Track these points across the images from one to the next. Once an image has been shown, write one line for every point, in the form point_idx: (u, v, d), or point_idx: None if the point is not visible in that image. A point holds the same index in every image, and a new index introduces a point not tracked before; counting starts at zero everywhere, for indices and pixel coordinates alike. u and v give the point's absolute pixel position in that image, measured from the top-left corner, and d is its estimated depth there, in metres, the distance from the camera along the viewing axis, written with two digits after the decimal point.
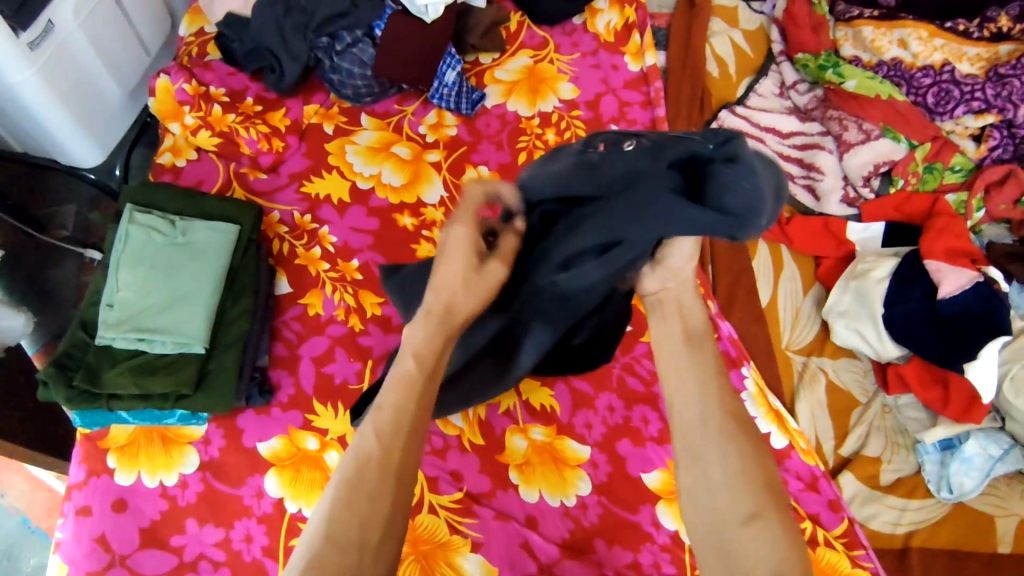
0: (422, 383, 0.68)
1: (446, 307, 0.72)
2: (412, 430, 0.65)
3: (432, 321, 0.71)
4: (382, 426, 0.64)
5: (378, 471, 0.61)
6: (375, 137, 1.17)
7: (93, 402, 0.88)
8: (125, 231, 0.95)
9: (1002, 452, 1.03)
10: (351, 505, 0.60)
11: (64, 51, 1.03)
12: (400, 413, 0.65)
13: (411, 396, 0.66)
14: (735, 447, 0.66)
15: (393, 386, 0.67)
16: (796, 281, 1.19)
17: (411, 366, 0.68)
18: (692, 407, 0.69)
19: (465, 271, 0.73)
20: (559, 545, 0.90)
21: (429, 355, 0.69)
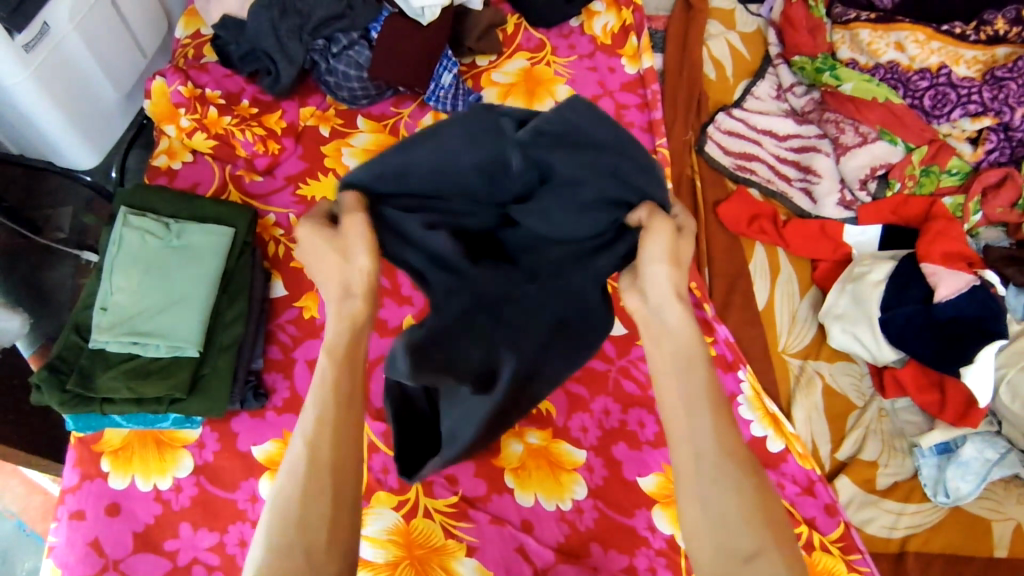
0: (339, 374, 0.65)
1: (344, 283, 0.68)
2: (337, 420, 0.63)
3: (336, 305, 0.68)
4: (308, 425, 0.63)
5: (307, 470, 0.60)
6: (371, 139, 1.17)
7: (86, 406, 0.88)
8: (119, 233, 0.94)
9: (999, 455, 1.03)
10: (287, 511, 0.59)
11: (59, 54, 1.03)
12: (321, 408, 0.63)
13: (330, 388, 0.64)
14: (734, 478, 0.60)
15: (313, 387, 0.65)
16: (792, 284, 1.19)
17: (325, 359, 0.66)
18: (694, 416, 0.63)
19: (336, 249, 0.69)
20: (555, 550, 0.90)
21: (341, 340, 0.67)
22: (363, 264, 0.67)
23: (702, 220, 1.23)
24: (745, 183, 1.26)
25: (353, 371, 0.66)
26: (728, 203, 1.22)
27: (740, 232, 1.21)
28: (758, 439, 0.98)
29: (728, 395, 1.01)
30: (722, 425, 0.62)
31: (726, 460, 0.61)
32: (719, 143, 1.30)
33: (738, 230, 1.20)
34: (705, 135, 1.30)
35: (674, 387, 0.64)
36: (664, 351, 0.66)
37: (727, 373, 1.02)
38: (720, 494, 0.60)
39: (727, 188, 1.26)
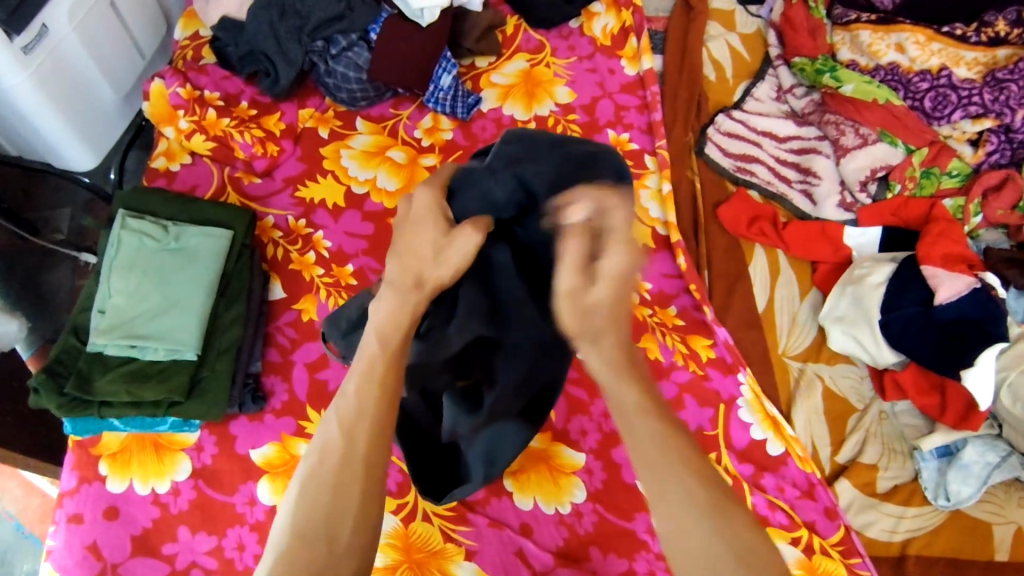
0: (384, 367, 0.67)
1: (415, 278, 0.70)
2: (378, 416, 0.65)
3: (402, 295, 0.70)
4: (345, 414, 0.65)
5: (340, 464, 0.62)
6: (370, 141, 1.16)
7: (84, 409, 0.88)
8: (117, 236, 0.94)
9: (999, 459, 1.03)
10: (317, 499, 0.61)
11: (57, 55, 1.03)
12: (362, 402, 0.65)
13: (372, 382, 0.66)
14: (688, 486, 0.62)
15: (354, 376, 0.67)
16: (793, 286, 1.19)
17: (374, 346, 0.68)
18: (658, 458, 0.64)
19: (433, 240, 0.71)
20: (554, 553, 0.90)
21: (394, 333, 0.68)
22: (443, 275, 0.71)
23: (702, 222, 1.22)
24: (745, 185, 1.26)
25: (393, 364, 0.68)
26: (728, 205, 1.21)
27: (739, 234, 1.20)
28: (756, 442, 0.99)
29: (728, 398, 1.01)
30: (670, 435, 0.65)
31: (685, 472, 0.63)
32: (720, 144, 1.30)
33: (738, 232, 1.20)
34: (705, 137, 1.30)
35: (643, 432, 0.65)
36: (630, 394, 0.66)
37: (727, 376, 1.02)
38: (680, 511, 0.61)
39: (728, 190, 1.26)
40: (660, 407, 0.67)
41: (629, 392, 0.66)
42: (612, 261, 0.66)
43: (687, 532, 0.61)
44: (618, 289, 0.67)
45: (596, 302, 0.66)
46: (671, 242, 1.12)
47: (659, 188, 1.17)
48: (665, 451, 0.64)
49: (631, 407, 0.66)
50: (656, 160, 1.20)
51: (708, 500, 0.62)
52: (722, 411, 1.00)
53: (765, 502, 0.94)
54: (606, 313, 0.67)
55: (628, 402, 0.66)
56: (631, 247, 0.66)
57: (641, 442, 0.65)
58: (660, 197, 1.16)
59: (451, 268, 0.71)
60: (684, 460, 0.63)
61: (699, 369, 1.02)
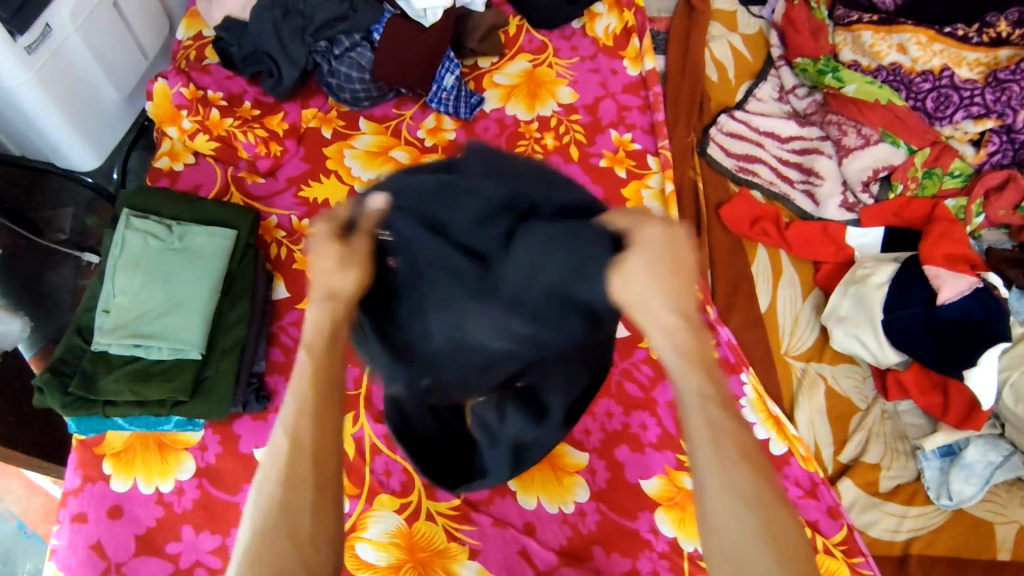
0: (317, 361, 0.57)
1: (331, 293, 0.56)
2: (321, 408, 0.57)
3: (323, 311, 0.56)
4: (286, 413, 0.57)
5: (287, 462, 0.56)
6: (374, 141, 1.16)
7: (89, 408, 0.88)
8: (121, 236, 0.94)
9: (1002, 458, 1.03)
10: (270, 498, 0.55)
11: (60, 55, 1.03)
12: (300, 395, 0.57)
13: (306, 377, 0.57)
14: (740, 476, 0.53)
15: (292, 371, 0.58)
16: (795, 286, 1.19)
17: (303, 355, 0.57)
18: (715, 444, 0.53)
19: (336, 258, 0.55)
20: (558, 552, 0.90)
21: (320, 337, 0.57)
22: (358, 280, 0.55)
23: (705, 222, 1.22)
24: (747, 185, 1.26)
25: (329, 358, 0.58)
26: (730, 205, 1.22)
27: (742, 234, 1.21)
28: (760, 442, 0.99)
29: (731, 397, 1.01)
30: (727, 419, 0.55)
31: (739, 462, 0.53)
32: (722, 145, 1.30)
33: (740, 232, 1.21)
34: (707, 137, 1.30)
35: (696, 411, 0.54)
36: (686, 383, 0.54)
37: (730, 375, 1.02)
38: (727, 503, 0.53)
39: (730, 190, 1.26)
40: (720, 389, 0.56)
41: (690, 378, 0.54)
42: (637, 266, 0.53)
43: (738, 531, 0.52)
44: (657, 299, 0.53)
45: (657, 322, 0.54)
46: None
47: (661, 188, 1.17)
48: (728, 441, 0.54)
49: (693, 392, 0.54)
50: (658, 160, 1.20)
51: (759, 496, 0.53)
52: None
53: None
54: (669, 312, 0.53)
55: (688, 386, 0.54)
56: (678, 262, 0.53)
57: (694, 428, 0.54)
58: (662, 198, 1.16)
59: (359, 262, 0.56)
60: (741, 450, 0.54)
61: None
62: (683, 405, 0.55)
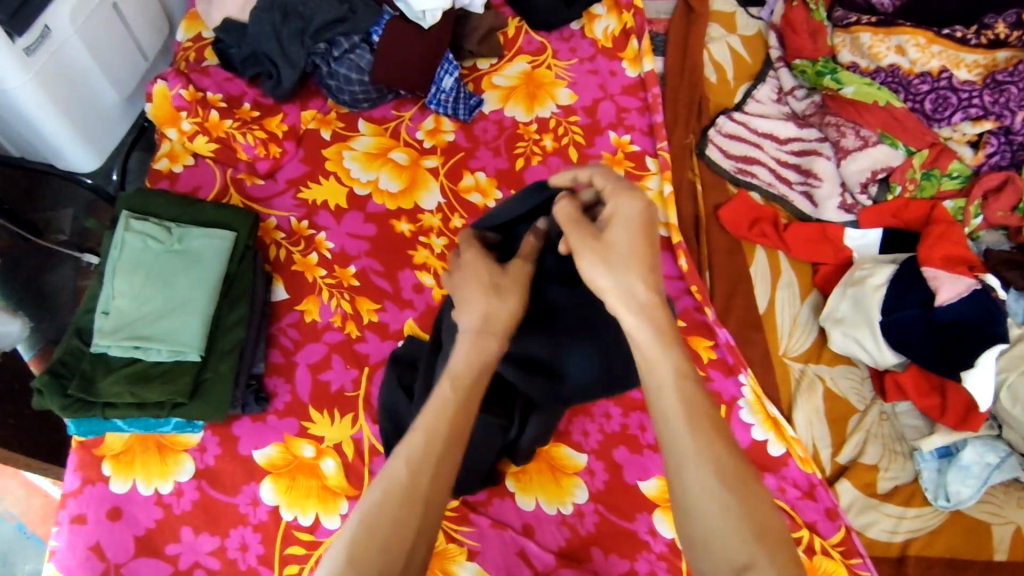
0: (458, 408, 0.65)
1: (485, 319, 0.71)
2: (444, 452, 0.62)
3: (472, 339, 0.71)
4: (413, 449, 0.62)
5: (404, 497, 0.59)
6: (373, 143, 1.17)
7: (88, 410, 0.88)
8: (121, 238, 0.94)
9: (999, 459, 1.03)
10: (377, 526, 0.58)
11: (60, 58, 1.03)
12: (432, 434, 0.63)
13: (446, 415, 0.64)
14: (719, 453, 0.60)
15: (427, 408, 0.65)
16: (794, 287, 1.19)
17: (447, 390, 0.66)
18: (694, 424, 0.61)
19: (483, 284, 0.74)
20: (556, 554, 0.90)
21: (468, 372, 0.68)
22: (513, 306, 0.73)
23: (703, 225, 1.23)
24: (747, 186, 1.26)
25: (468, 408, 0.66)
26: (728, 207, 1.22)
27: (740, 235, 1.21)
28: (758, 443, 0.99)
29: (729, 399, 1.01)
30: (701, 401, 0.62)
31: (717, 441, 0.61)
32: (721, 146, 1.30)
33: (739, 233, 1.20)
34: (706, 138, 1.30)
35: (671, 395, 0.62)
36: (663, 369, 0.63)
37: (729, 377, 1.03)
38: (704, 483, 0.59)
39: (729, 191, 1.26)
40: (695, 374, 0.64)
41: (665, 362, 0.63)
42: (618, 235, 0.66)
43: (713, 506, 0.58)
44: (629, 270, 0.65)
45: (618, 287, 0.65)
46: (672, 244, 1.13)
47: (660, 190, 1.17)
48: (704, 420, 0.61)
49: (670, 372, 0.63)
50: (657, 162, 1.20)
51: (733, 470, 0.59)
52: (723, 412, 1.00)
53: None
54: (643, 284, 0.65)
55: (666, 369, 0.63)
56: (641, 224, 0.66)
57: (670, 408, 0.62)
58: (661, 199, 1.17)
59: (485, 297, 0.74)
60: (716, 429, 0.61)
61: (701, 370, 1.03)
62: (658, 386, 0.62)
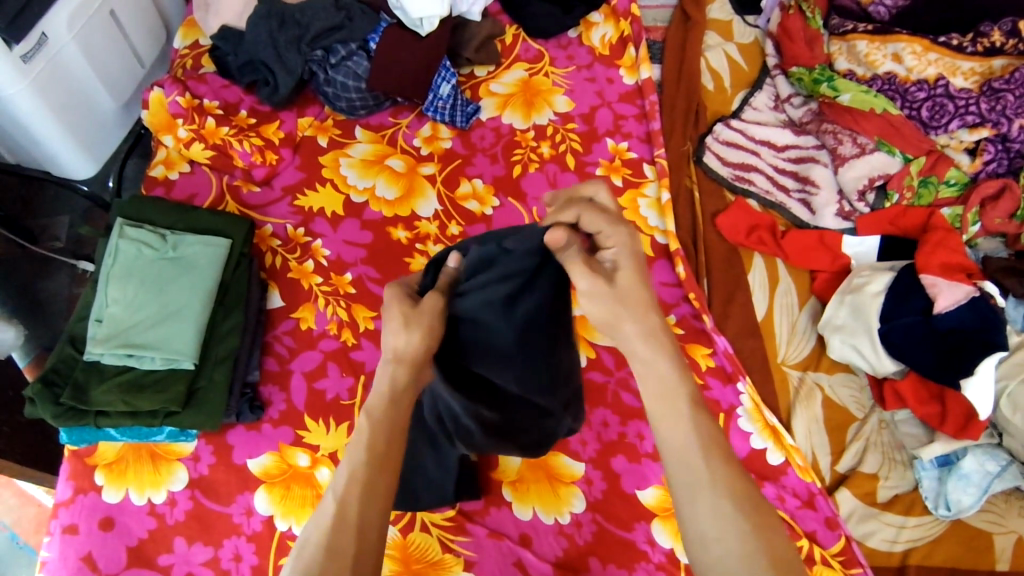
0: (374, 437, 0.64)
1: (394, 354, 0.69)
2: (370, 479, 0.62)
3: (383, 369, 0.68)
4: (338, 483, 0.62)
5: (334, 529, 0.59)
6: (370, 150, 1.16)
7: (80, 419, 0.87)
8: (114, 245, 0.94)
9: (1000, 468, 1.02)
10: (310, 560, 0.57)
11: (56, 63, 1.03)
12: (355, 464, 0.63)
13: (362, 448, 0.64)
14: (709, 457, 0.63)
15: (347, 448, 0.65)
16: (791, 295, 1.18)
17: (363, 421, 0.65)
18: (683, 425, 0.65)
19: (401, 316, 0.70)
20: (553, 564, 0.89)
21: (380, 405, 0.67)
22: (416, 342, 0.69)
23: (701, 234, 1.22)
24: (744, 194, 1.26)
25: (386, 438, 0.65)
26: (726, 214, 1.22)
27: (738, 242, 1.20)
28: (757, 451, 0.99)
29: (728, 407, 1.01)
30: (698, 415, 0.65)
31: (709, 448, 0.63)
32: (718, 153, 1.30)
33: (736, 241, 1.20)
34: (704, 146, 1.30)
35: (670, 404, 0.65)
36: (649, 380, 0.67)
37: (727, 385, 1.02)
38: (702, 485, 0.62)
39: (726, 199, 1.26)
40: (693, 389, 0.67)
41: (663, 367, 0.67)
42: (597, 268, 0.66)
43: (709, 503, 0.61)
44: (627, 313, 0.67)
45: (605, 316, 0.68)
46: (670, 251, 1.12)
47: (657, 197, 1.17)
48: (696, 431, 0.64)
49: (669, 376, 0.66)
50: (654, 169, 1.20)
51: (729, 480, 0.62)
52: (722, 420, 1.00)
53: (776, 494, 0.97)
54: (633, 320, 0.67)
55: (662, 370, 0.66)
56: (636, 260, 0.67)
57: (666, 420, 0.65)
58: (659, 207, 1.16)
59: (401, 324, 0.69)
60: (707, 438, 0.64)
61: (699, 378, 1.03)
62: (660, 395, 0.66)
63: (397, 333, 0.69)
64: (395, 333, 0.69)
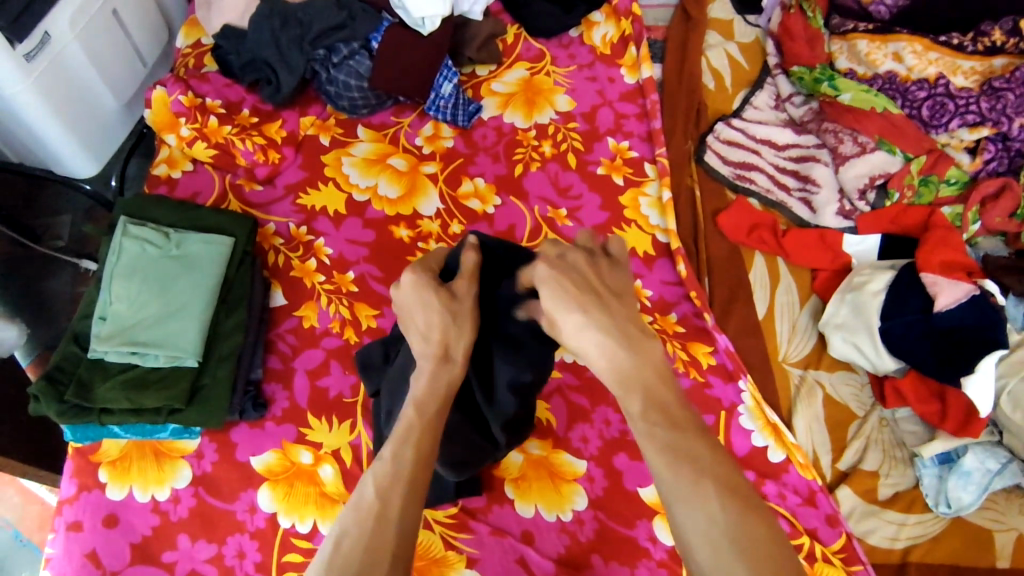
0: (422, 432, 0.65)
1: (443, 348, 0.70)
2: (415, 476, 0.62)
3: (431, 368, 0.69)
4: (382, 473, 0.62)
5: (376, 522, 0.59)
6: (372, 149, 1.17)
7: (84, 416, 0.87)
8: (118, 243, 0.94)
9: (1000, 466, 1.03)
10: (350, 553, 0.57)
11: (59, 62, 1.03)
12: (399, 461, 0.63)
13: (410, 441, 0.64)
14: (690, 479, 0.58)
15: (392, 437, 0.64)
16: (792, 293, 1.19)
17: (410, 413, 0.66)
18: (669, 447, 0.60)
19: (443, 309, 0.71)
20: (555, 561, 0.89)
21: (430, 400, 0.67)
22: (470, 339, 0.71)
23: (702, 230, 1.23)
24: (745, 194, 1.26)
25: (432, 433, 0.65)
26: (727, 213, 1.22)
27: (739, 241, 1.21)
28: (758, 449, 0.99)
29: (729, 405, 1.01)
30: (682, 438, 0.61)
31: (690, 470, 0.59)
32: (719, 152, 1.30)
33: (737, 240, 1.21)
34: (705, 145, 1.30)
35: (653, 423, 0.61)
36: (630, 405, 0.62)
37: (728, 383, 1.03)
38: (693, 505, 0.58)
39: (727, 198, 1.26)
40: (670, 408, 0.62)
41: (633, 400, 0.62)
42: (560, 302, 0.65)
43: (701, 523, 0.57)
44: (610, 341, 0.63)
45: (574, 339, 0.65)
46: (672, 249, 1.13)
47: (658, 196, 1.17)
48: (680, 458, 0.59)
49: (635, 417, 0.62)
50: (655, 168, 1.20)
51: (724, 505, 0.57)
52: (723, 418, 1.00)
53: (776, 493, 0.97)
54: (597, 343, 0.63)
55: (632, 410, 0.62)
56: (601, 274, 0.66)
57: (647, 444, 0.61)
58: (660, 206, 1.17)
59: (448, 320, 0.71)
60: (694, 467, 0.59)
61: (700, 375, 1.03)
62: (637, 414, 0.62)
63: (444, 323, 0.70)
64: (437, 318, 0.71)
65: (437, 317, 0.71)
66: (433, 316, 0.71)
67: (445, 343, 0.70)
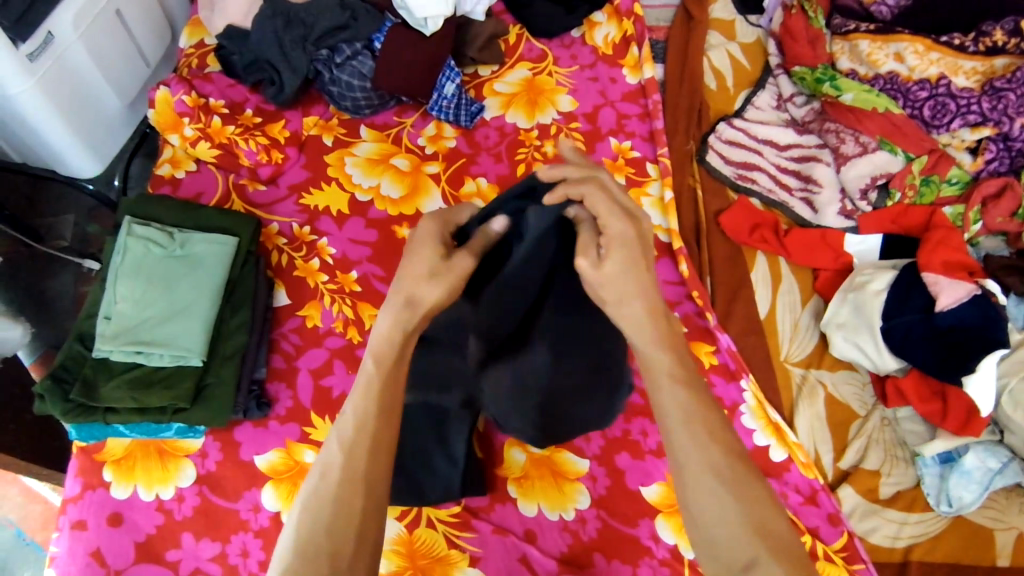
0: (384, 382, 0.65)
1: (408, 299, 0.67)
2: (377, 430, 0.64)
3: (396, 314, 0.67)
4: (345, 434, 0.63)
5: (342, 481, 0.61)
6: (374, 149, 1.17)
7: (89, 415, 0.88)
8: (123, 242, 0.95)
9: (1001, 465, 1.03)
10: (320, 513, 0.61)
11: (62, 62, 1.03)
12: (362, 417, 0.64)
13: (371, 395, 0.65)
14: (711, 454, 0.63)
15: (355, 393, 0.65)
16: (794, 293, 1.19)
17: (371, 368, 0.66)
18: (688, 431, 0.63)
19: (431, 262, 0.68)
20: (558, 560, 0.90)
21: (389, 351, 0.66)
22: (438, 293, 0.67)
23: (704, 230, 1.24)
24: (746, 193, 1.26)
25: (394, 381, 0.66)
26: (729, 212, 1.22)
27: (741, 241, 1.21)
28: (760, 448, 1.00)
29: (731, 404, 1.02)
30: (700, 412, 0.64)
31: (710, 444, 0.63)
32: (721, 152, 1.30)
33: (740, 240, 1.21)
34: (707, 145, 1.31)
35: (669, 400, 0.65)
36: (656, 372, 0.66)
37: (730, 383, 1.03)
38: (701, 480, 0.62)
39: (729, 198, 1.26)
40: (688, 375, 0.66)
41: (661, 357, 0.66)
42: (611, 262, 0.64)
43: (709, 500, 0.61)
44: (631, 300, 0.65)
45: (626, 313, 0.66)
46: (673, 249, 1.13)
47: (660, 196, 1.18)
48: (698, 428, 0.64)
49: (663, 378, 0.65)
50: (657, 168, 1.20)
51: (729, 469, 0.62)
52: None
53: None
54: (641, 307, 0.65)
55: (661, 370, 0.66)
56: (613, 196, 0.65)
57: (668, 415, 0.65)
58: (662, 205, 1.17)
59: (446, 276, 0.68)
60: (709, 433, 0.64)
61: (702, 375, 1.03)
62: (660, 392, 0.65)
63: (420, 282, 0.67)
64: (415, 281, 0.67)
65: (421, 278, 0.67)
66: (412, 276, 0.68)
67: (411, 296, 0.67)
